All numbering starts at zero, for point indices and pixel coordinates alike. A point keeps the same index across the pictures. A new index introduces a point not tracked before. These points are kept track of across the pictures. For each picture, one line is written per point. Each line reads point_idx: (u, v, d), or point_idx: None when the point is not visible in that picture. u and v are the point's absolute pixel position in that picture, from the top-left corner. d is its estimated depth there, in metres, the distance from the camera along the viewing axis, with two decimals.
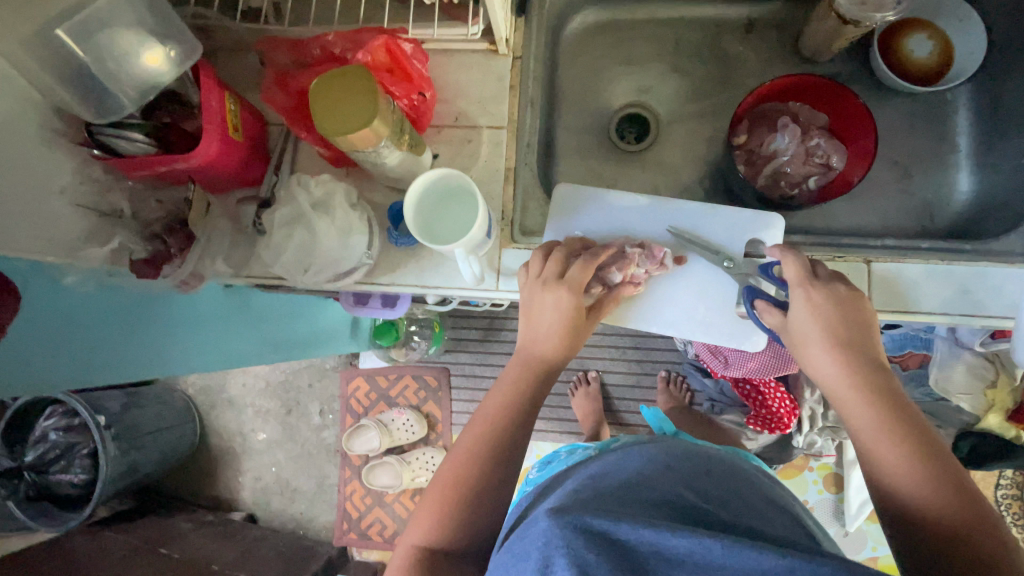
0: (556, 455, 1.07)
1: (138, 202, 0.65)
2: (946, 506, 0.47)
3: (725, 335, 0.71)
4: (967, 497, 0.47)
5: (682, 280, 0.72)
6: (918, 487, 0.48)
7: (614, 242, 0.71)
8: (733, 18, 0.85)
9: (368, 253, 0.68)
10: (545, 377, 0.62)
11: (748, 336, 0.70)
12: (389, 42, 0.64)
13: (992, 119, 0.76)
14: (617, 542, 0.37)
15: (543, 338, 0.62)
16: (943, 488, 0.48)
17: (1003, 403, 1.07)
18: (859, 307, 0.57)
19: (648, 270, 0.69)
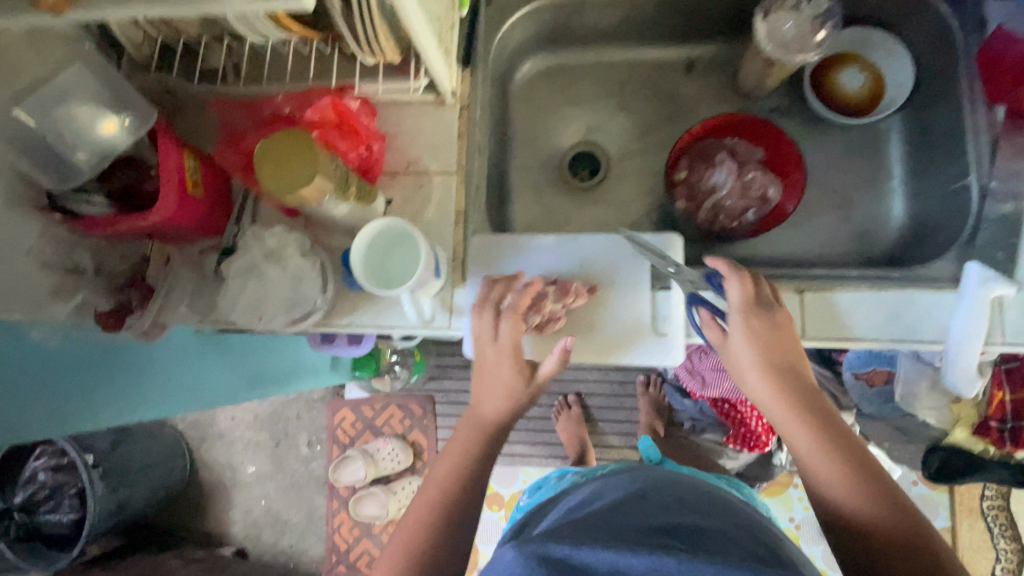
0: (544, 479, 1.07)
1: (102, 257, 0.70)
2: (884, 515, 0.53)
3: (644, 354, 0.71)
4: (909, 510, 0.53)
5: (596, 305, 0.73)
6: (854, 496, 0.55)
7: (532, 283, 0.73)
8: (674, 58, 0.89)
9: (321, 297, 0.70)
10: (496, 433, 0.68)
11: (665, 353, 0.71)
12: (336, 102, 0.69)
13: (922, 147, 0.79)
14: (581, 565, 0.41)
15: (490, 396, 0.68)
16: (879, 498, 0.54)
17: (970, 417, 1.09)
18: (789, 332, 0.62)
19: (565, 303, 0.71)
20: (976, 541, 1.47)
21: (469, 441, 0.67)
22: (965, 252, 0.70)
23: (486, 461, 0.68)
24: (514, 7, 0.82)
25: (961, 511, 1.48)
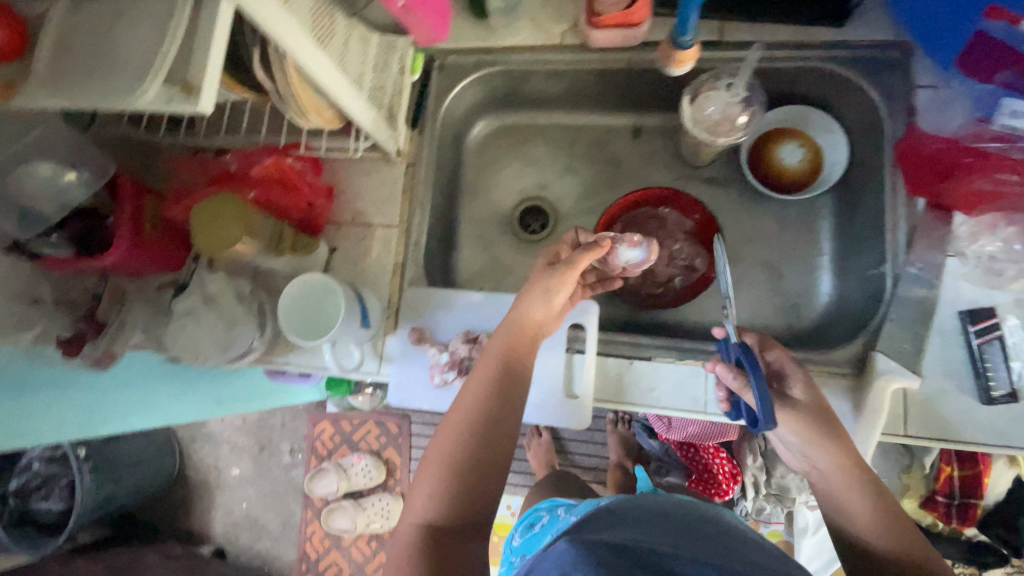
0: (534, 515, 1.05)
1: (63, 290, 0.77)
2: (882, 536, 0.56)
3: (555, 417, 0.74)
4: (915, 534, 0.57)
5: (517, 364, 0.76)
6: (866, 526, 0.58)
7: (456, 338, 0.78)
8: (623, 123, 0.93)
9: (258, 340, 0.76)
10: (479, 463, 0.55)
11: (575, 415, 0.73)
12: (278, 161, 0.75)
13: (852, 228, 0.81)
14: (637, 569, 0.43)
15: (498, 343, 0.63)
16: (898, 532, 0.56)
17: (917, 490, 1.07)
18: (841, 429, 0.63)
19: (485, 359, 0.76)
20: None
21: (488, 444, 0.56)
22: (873, 340, 0.71)
23: (479, 492, 0.54)
24: (466, 71, 0.86)
25: None
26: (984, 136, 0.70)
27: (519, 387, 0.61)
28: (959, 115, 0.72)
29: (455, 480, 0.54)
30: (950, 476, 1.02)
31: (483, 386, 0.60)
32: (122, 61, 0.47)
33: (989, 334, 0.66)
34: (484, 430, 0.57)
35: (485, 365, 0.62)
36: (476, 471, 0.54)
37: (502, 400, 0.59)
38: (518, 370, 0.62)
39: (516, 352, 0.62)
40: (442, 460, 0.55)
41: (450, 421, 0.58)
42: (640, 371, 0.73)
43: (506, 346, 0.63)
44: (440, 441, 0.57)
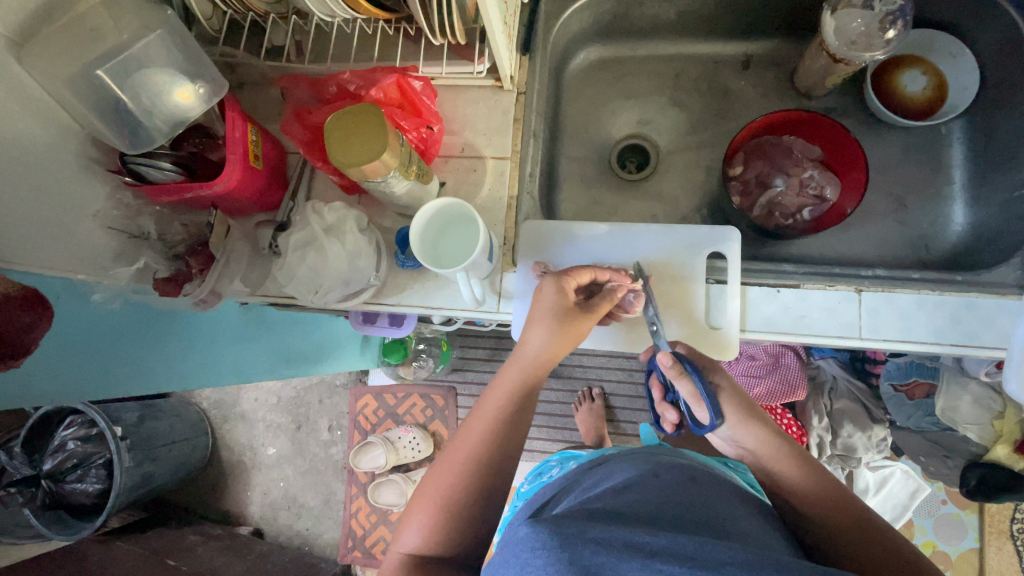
0: (544, 466, 0.97)
1: (164, 224, 0.70)
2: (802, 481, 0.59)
3: None
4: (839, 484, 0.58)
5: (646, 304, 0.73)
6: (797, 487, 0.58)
7: None
8: (729, 54, 0.89)
9: (376, 274, 0.71)
10: (502, 458, 0.58)
11: (718, 346, 0.70)
12: (400, 81, 0.69)
13: (986, 152, 0.77)
14: (596, 540, 0.36)
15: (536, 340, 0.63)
16: (821, 479, 0.58)
17: (1011, 434, 1.04)
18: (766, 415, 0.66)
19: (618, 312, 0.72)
20: (1005, 565, 1.41)
21: (511, 440, 0.59)
22: None
23: (501, 483, 0.57)
24: None
25: (991, 534, 1.43)
26: None
27: (522, 420, 0.61)
28: None
29: (455, 509, 0.55)
30: None
31: (488, 420, 0.60)
32: None
33: None
34: (509, 426, 0.60)
35: (490, 404, 0.61)
36: (476, 504, 0.55)
37: (523, 397, 0.62)
38: (524, 405, 0.62)
39: (546, 354, 0.63)
40: (441, 494, 0.56)
41: (455, 451, 0.59)
42: (790, 299, 0.69)
43: (513, 383, 0.62)
44: (442, 475, 0.57)
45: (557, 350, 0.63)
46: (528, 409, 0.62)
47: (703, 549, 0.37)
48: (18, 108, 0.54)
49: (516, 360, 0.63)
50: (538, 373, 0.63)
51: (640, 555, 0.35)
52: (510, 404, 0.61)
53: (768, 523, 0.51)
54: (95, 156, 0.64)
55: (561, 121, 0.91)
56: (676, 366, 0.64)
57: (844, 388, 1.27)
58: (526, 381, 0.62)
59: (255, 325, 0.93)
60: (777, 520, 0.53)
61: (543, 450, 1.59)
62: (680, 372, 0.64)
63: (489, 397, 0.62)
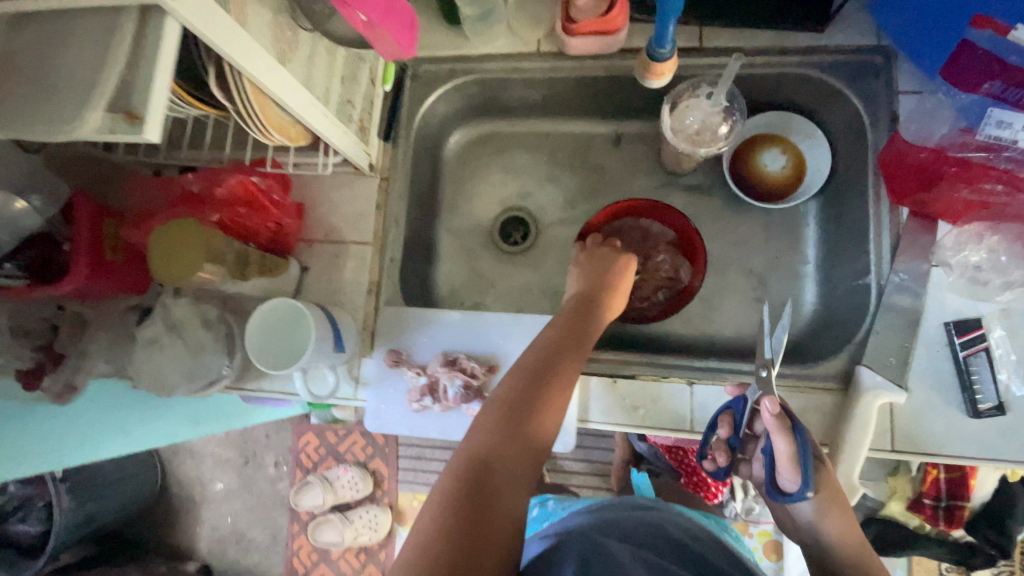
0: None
1: (21, 317, 0.72)
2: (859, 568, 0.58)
3: None
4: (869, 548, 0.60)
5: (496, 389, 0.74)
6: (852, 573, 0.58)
7: (434, 360, 0.75)
8: (601, 131, 0.91)
9: (228, 366, 0.73)
10: (506, 477, 0.49)
11: (559, 439, 0.72)
12: (244, 181, 0.72)
13: (835, 237, 0.79)
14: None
15: (532, 356, 0.60)
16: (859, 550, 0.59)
17: (903, 492, 1.07)
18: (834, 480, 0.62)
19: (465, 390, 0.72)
20: None
21: (523, 461, 0.51)
22: (859, 354, 0.69)
23: (502, 514, 0.47)
24: (439, 82, 0.83)
25: None
26: (968, 145, 0.68)
27: (538, 443, 0.53)
28: (941, 125, 0.70)
29: (521, 419, 0.54)
30: (938, 479, 1.03)
31: (490, 435, 0.52)
32: (64, 88, 0.44)
33: (975, 346, 0.65)
34: (519, 442, 0.52)
35: (518, 368, 0.59)
36: (541, 427, 0.54)
37: (536, 414, 0.55)
38: (542, 419, 0.55)
39: (557, 367, 0.59)
40: (470, 443, 0.52)
41: (484, 411, 0.55)
42: (625, 389, 0.71)
43: (570, 324, 0.65)
44: (473, 429, 0.54)
45: (561, 364, 0.59)
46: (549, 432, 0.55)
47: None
48: None
49: (523, 372, 0.58)
50: (553, 386, 0.57)
51: None
52: (512, 412, 0.54)
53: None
54: None
55: (440, 196, 0.93)
56: (783, 422, 0.59)
57: None
58: (586, 322, 0.66)
59: None
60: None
61: None
62: (782, 427, 0.59)
63: (490, 408, 0.55)
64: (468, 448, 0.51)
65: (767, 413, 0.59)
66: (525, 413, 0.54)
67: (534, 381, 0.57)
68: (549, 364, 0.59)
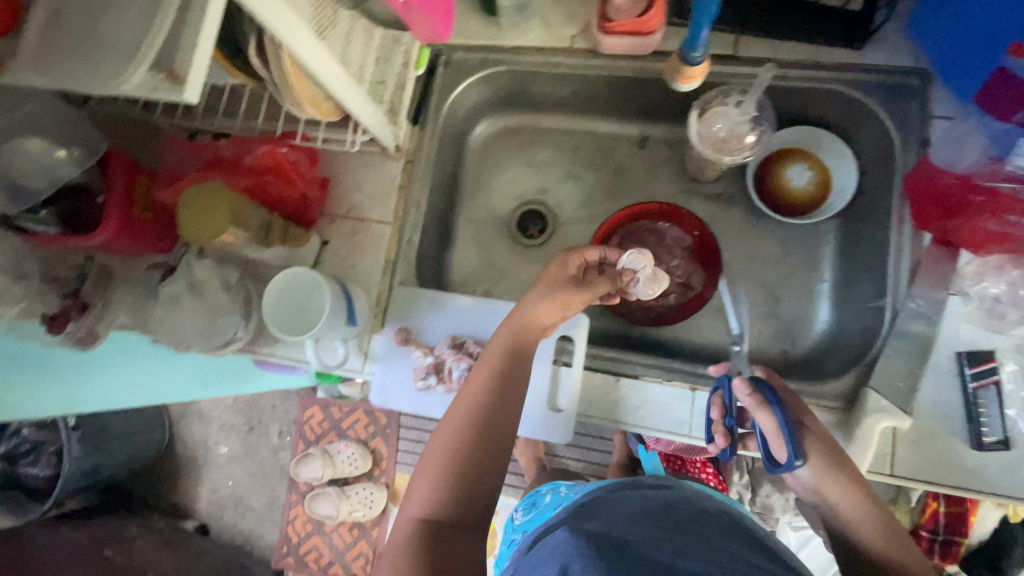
0: (534, 496, 1.02)
1: (51, 266, 0.76)
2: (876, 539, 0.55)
3: (534, 430, 0.73)
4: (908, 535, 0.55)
5: None
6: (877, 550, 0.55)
7: (442, 342, 0.77)
8: (627, 132, 0.90)
9: (243, 329, 0.75)
10: (454, 528, 0.51)
11: (553, 429, 0.72)
12: (273, 151, 0.73)
13: (853, 257, 0.79)
14: (638, 560, 0.44)
15: (469, 391, 0.58)
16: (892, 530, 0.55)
17: (901, 522, 1.07)
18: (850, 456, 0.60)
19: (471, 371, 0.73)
20: None
21: (464, 502, 0.52)
22: (866, 375, 0.69)
23: (456, 561, 0.49)
24: (471, 70, 0.84)
25: None
26: (998, 175, 0.66)
27: (483, 475, 0.53)
28: (972, 152, 0.68)
29: (461, 482, 0.53)
30: (936, 512, 1.02)
31: (429, 486, 0.53)
32: (108, 44, 0.46)
33: (986, 378, 0.65)
34: (459, 487, 0.52)
35: (455, 415, 0.56)
36: (483, 481, 0.53)
37: (474, 452, 0.54)
38: (482, 454, 0.54)
39: (494, 395, 0.57)
40: (417, 513, 0.52)
41: (424, 470, 0.54)
42: (628, 389, 0.72)
43: (507, 355, 0.59)
44: (417, 492, 0.53)
45: (494, 395, 0.57)
46: (496, 463, 0.54)
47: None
48: None
49: (457, 407, 0.57)
50: (489, 418, 0.56)
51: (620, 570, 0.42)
52: (453, 454, 0.54)
53: (756, 547, 0.52)
54: None
55: (462, 183, 0.94)
56: (759, 396, 0.61)
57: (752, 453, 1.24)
58: (522, 347, 0.60)
59: None
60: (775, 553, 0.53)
61: None
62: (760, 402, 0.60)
63: (431, 454, 0.55)
64: (416, 504, 0.53)
65: (738, 388, 0.62)
66: (463, 454, 0.54)
67: (468, 418, 0.56)
68: (486, 395, 0.57)
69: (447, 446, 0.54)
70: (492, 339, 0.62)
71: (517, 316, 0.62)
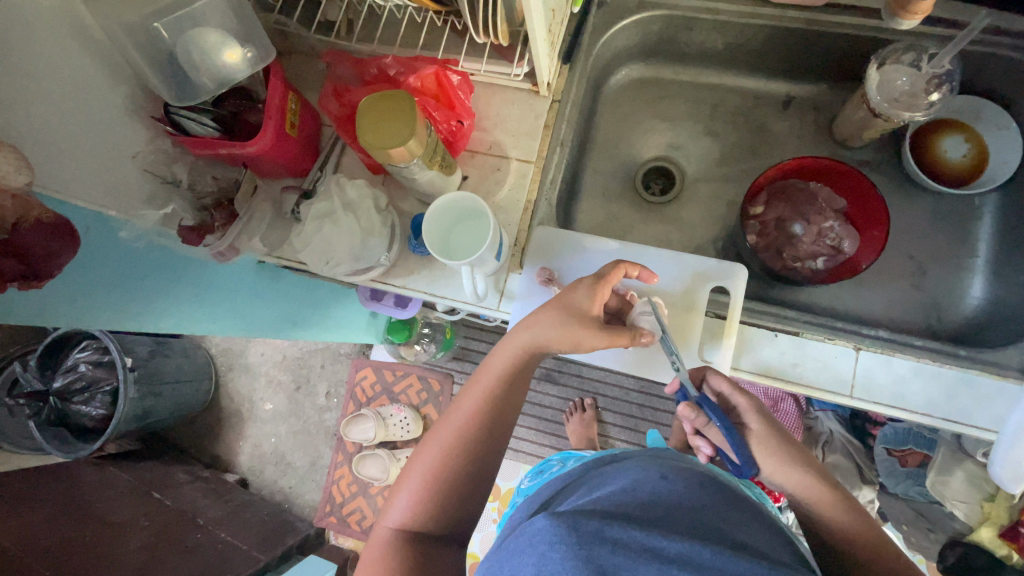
0: (545, 465, 0.94)
1: (196, 175, 0.73)
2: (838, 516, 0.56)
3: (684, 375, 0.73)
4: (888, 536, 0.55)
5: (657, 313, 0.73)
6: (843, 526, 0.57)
7: None
8: (773, 92, 0.89)
9: (386, 255, 0.73)
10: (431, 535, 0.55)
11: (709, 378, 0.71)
12: (439, 73, 0.71)
13: (1014, 231, 0.76)
14: (614, 541, 0.39)
15: (463, 407, 0.60)
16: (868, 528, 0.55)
17: (998, 518, 1.02)
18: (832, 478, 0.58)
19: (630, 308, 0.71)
20: None
21: (443, 512, 0.56)
22: None
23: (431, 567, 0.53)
24: (626, 12, 0.81)
25: None
26: None
27: (463, 486, 0.57)
28: None
29: (443, 492, 0.56)
30: None
31: (412, 489, 0.57)
32: None
33: None
34: (440, 495, 0.56)
35: (445, 427, 0.59)
36: (460, 493, 0.57)
37: (459, 466, 0.57)
38: (464, 468, 0.57)
39: (485, 413, 0.59)
40: (397, 518, 0.56)
41: (410, 476, 0.58)
42: (785, 345, 0.70)
43: (505, 377, 0.61)
44: (400, 495, 0.57)
45: (484, 416, 0.59)
46: (476, 476, 0.57)
47: (720, 562, 0.38)
48: (71, 40, 0.59)
49: (447, 420, 0.60)
50: (473, 435, 0.58)
51: (614, 546, 0.38)
52: (442, 462, 0.57)
53: (773, 535, 0.48)
54: (140, 104, 0.67)
55: (594, 132, 0.91)
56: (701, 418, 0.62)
57: (839, 443, 1.22)
58: (515, 373, 0.61)
59: (268, 282, 0.95)
60: (782, 538, 0.48)
61: (529, 453, 1.58)
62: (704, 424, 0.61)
63: (418, 457, 0.59)
64: (401, 504, 0.56)
65: (686, 415, 0.65)
66: (449, 464, 0.57)
67: (454, 431, 0.58)
68: (478, 413, 0.59)
69: (434, 456, 0.58)
70: (487, 360, 0.62)
71: (518, 342, 0.61)
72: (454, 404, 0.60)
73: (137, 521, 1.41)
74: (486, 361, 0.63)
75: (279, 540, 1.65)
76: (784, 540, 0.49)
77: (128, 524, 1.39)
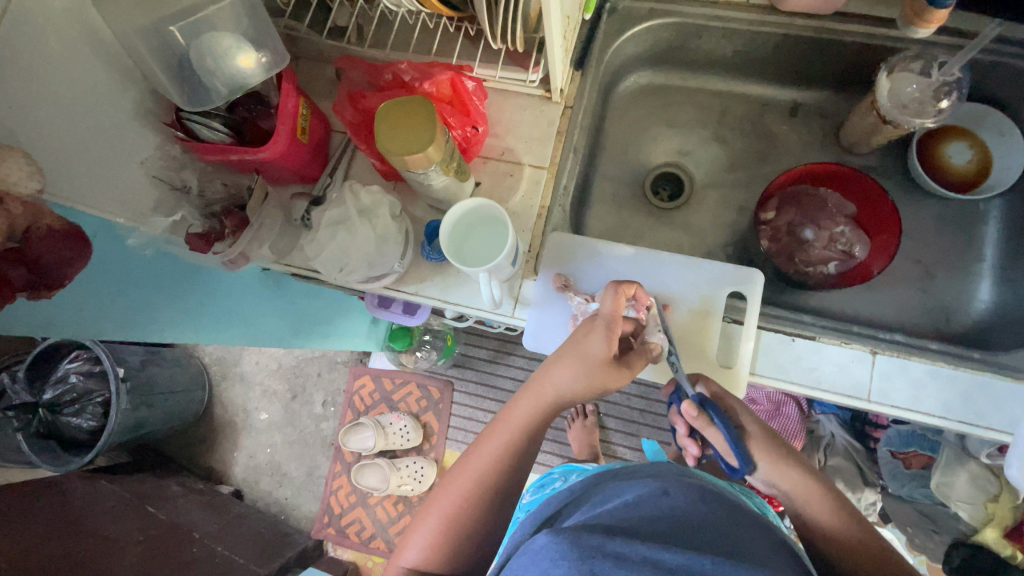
0: (546, 479, 0.94)
1: (204, 181, 0.72)
2: (839, 526, 0.56)
3: None
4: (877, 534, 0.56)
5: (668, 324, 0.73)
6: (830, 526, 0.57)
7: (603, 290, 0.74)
8: (779, 98, 0.90)
9: (400, 262, 0.72)
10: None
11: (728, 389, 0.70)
12: (455, 78, 0.71)
13: (1020, 235, 0.77)
14: (615, 554, 0.38)
15: (484, 451, 0.59)
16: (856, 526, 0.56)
17: (1003, 519, 1.03)
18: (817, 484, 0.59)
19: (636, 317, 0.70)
20: None
21: (460, 558, 0.54)
22: None
23: None
24: (638, 19, 0.81)
25: None
26: None
27: (480, 533, 0.55)
28: None
29: (460, 538, 0.55)
30: None
31: (428, 533, 0.55)
32: None
33: None
34: (458, 542, 0.54)
35: (466, 472, 0.58)
36: (478, 542, 0.55)
37: (479, 513, 0.56)
38: (482, 516, 0.56)
39: (508, 462, 0.58)
40: (412, 560, 0.55)
41: (427, 518, 0.56)
42: (804, 349, 0.70)
43: (529, 425, 0.60)
44: (415, 538, 0.56)
45: (506, 463, 0.58)
46: (494, 523, 0.56)
47: (722, 571, 0.37)
48: (80, 43, 0.57)
49: (467, 464, 0.59)
50: (493, 483, 0.57)
51: (614, 560, 0.37)
52: (461, 507, 0.55)
53: (777, 546, 0.47)
54: (150, 108, 0.66)
55: (604, 139, 0.91)
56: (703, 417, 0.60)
57: (841, 445, 1.22)
58: (537, 423, 0.60)
59: (273, 291, 0.93)
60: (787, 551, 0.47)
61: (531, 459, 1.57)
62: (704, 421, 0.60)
63: (434, 500, 0.57)
64: (416, 547, 0.55)
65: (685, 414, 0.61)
66: (467, 511, 0.55)
67: (473, 476, 0.57)
68: (500, 462, 0.58)
69: (452, 500, 0.56)
70: (510, 410, 0.61)
71: (544, 391, 0.60)
72: (475, 449, 0.59)
73: (132, 536, 1.37)
74: (509, 407, 0.62)
75: (277, 553, 1.61)
76: (787, 549, 0.47)
77: (121, 539, 1.34)
